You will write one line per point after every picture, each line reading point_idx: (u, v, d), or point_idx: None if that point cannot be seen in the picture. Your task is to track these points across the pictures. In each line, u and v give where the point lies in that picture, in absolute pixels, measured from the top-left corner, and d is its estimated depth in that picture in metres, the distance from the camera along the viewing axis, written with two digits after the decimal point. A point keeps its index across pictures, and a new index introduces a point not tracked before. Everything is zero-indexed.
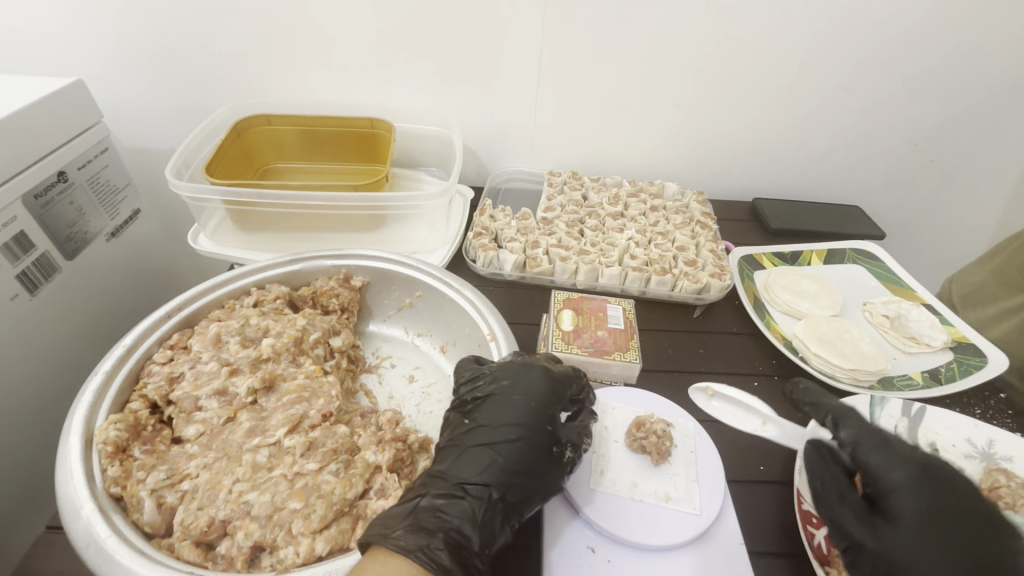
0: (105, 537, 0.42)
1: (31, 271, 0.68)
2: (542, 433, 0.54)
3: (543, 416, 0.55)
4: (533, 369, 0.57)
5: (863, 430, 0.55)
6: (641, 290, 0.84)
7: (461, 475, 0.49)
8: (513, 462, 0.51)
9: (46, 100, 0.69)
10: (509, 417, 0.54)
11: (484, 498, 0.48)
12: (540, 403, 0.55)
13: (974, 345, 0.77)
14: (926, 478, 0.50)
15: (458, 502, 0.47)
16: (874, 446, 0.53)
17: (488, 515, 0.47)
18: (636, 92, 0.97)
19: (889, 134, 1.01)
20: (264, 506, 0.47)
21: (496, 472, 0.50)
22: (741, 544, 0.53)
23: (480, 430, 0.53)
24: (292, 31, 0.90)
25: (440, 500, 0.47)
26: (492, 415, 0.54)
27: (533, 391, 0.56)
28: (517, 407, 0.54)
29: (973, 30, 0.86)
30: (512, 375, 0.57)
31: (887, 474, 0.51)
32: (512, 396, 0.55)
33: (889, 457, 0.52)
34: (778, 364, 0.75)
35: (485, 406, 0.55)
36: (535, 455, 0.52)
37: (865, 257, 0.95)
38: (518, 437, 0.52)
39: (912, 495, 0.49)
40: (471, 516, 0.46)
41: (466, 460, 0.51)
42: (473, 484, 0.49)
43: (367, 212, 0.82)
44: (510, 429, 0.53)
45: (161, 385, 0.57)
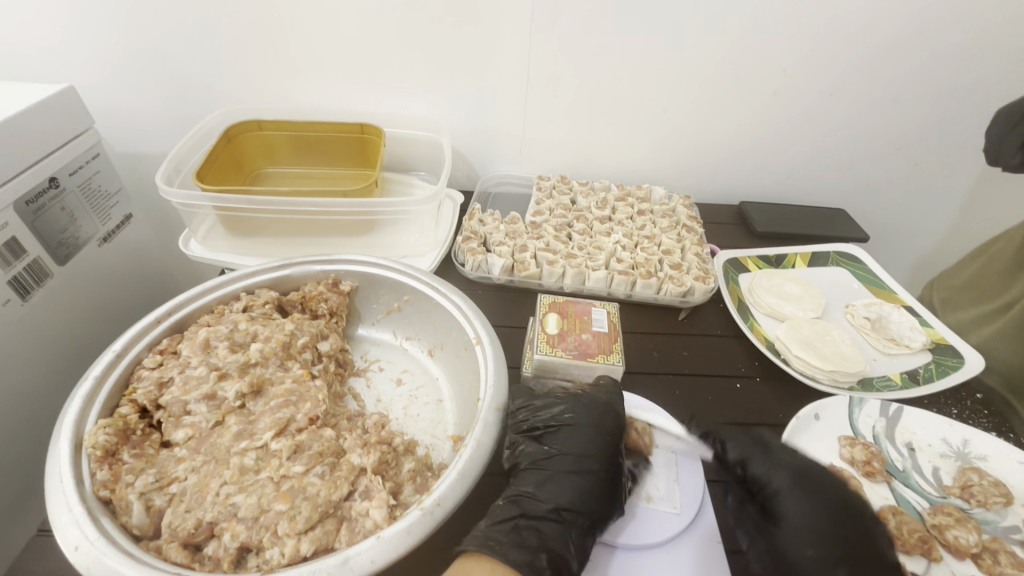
0: (94, 538, 0.43)
1: (23, 277, 0.69)
2: (620, 462, 0.58)
3: (615, 443, 0.59)
4: (607, 403, 0.61)
5: (745, 442, 0.59)
6: (627, 293, 0.85)
7: (557, 501, 0.54)
8: (601, 490, 0.55)
9: (38, 107, 0.70)
10: (587, 447, 0.58)
11: (580, 522, 0.52)
12: (616, 433, 0.59)
13: (952, 347, 0.79)
14: (802, 482, 0.55)
15: (553, 523, 0.52)
16: (756, 454, 0.58)
17: (586, 538, 0.52)
18: (623, 97, 0.98)
19: (872, 138, 1.02)
20: (251, 508, 0.48)
21: (588, 499, 0.54)
22: (718, 543, 0.54)
23: (563, 458, 0.57)
24: (283, 36, 0.91)
25: (538, 521, 0.52)
26: (575, 445, 0.58)
27: (609, 424, 0.60)
28: (598, 439, 0.59)
29: (952, 35, 0.88)
30: (582, 405, 0.61)
31: (771, 478, 0.56)
32: (590, 427, 0.59)
33: (770, 463, 0.57)
34: (760, 366, 0.77)
35: (562, 435, 0.59)
36: (616, 480, 0.56)
37: (848, 260, 0.97)
38: (602, 467, 0.57)
39: (792, 498, 0.55)
40: (568, 536, 0.51)
41: (556, 485, 0.55)
42: (567, 510, 0.53)
43: (356, 218, 0.83)
44: (595, 460, 0.57)
45: (151, 389, 0.57)
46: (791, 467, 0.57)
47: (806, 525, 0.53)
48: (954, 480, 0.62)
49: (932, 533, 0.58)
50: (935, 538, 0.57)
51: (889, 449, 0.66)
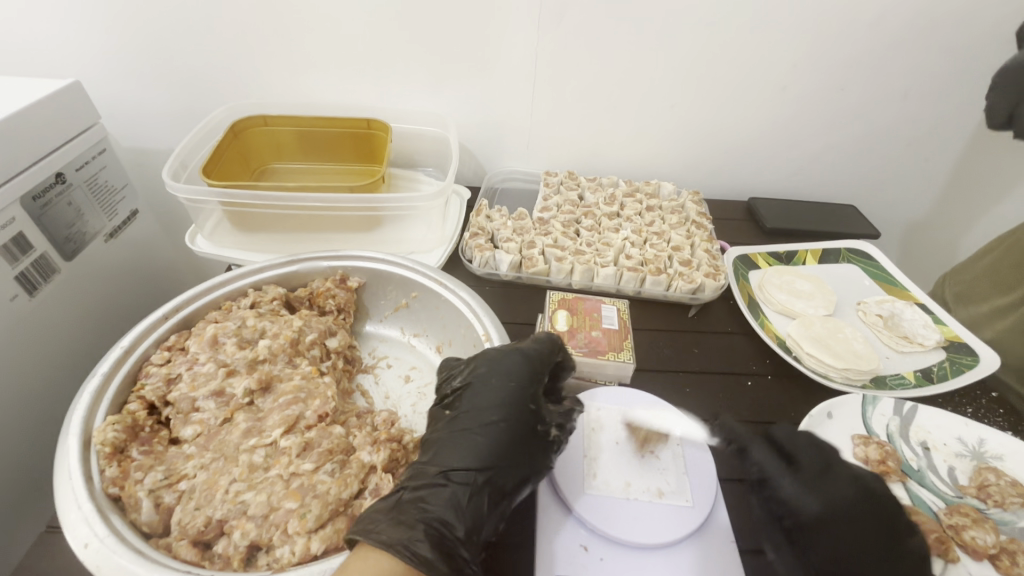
0: (103, 536, 0.43)
1: (30, 273, 0.69)
2: (525, 413, 0.53)
3: (524, 396, 0.54)
4: (510, 352, 0.57)
5: (770, 456, 0.54)
6: (636, 290, 0.84)
7: (446, 463, 0.49)
8: (497, 445, 0.51)
9: (43, 102, 0.69)
10: (493, 401, 0.53)
11: (470, 483, 0.48)
12: (521, 383, 0.55)
13: (967, 344, 0.78)
14: (845, 512, 0.50)
15: (441, 491, 0.48)
16: (783, 474, 0.53)
17: (477, 499, 0.48)
18: (632, 92, 0.97)
19: (884, 134, 1.01)
20: (260, 506, 0.48)
21: (480, 456, 0.50)
22: (732, 543, 0.53)
23: (463, 417, 0.53)
24: (289, 32, 0.90)
25: (423, 492, 0.48)
26: (474, 400, 0.54)
27: (513, 372, 0.55)
28: (499, 390, 0.54)
29: (967, 28, 0.87)
30: (489, 362, 0.57)
31: (799, 509, 0.51)
32: (492, 379, 0.55)
33: (799, 488, 0.51)
34: (771, 364, 0.76)
35: (468, 394, 0.55)
36: (519, 435, 0.52)
37: (860, 256, 0.96)
38: (499, 420, 0.52)
39: (820, 537, 0.49)
40: (455, 503, 0.47)
41: (452, 447, 0.51)
42: (458, 471, 0.49)
43: (363, 214, 0.83)
44: (492, 411, 0.53)
45: (159, 386, 0.57)
46: (822, 495, 0.51)
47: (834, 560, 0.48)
48: (970, 480, 0.61)
49: (949, 533, 0.57)
50: (952, 539, 0.56)
51: (904, 448, 0.65)
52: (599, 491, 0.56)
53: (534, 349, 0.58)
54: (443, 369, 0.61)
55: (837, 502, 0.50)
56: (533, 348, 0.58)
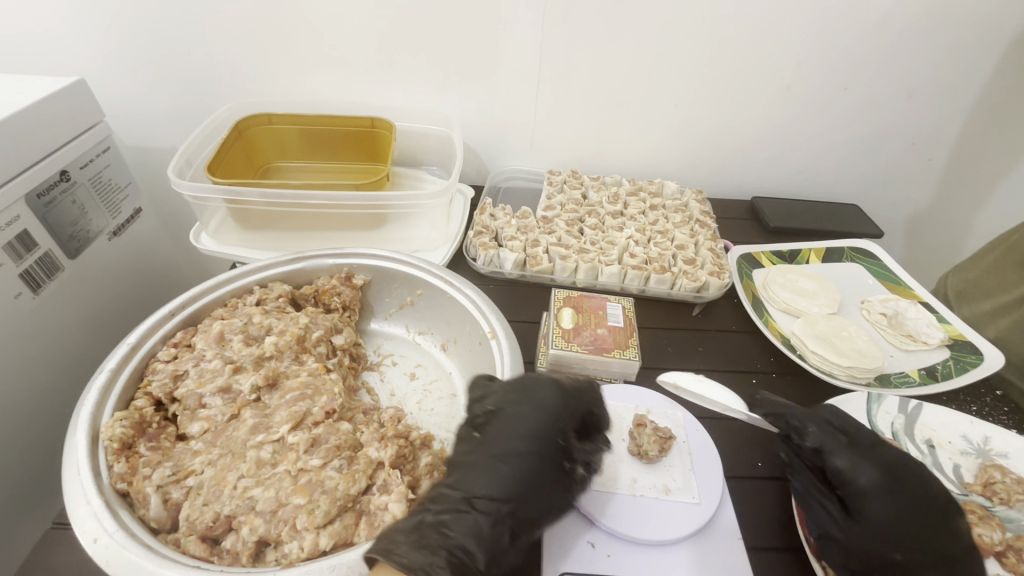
0: (113, 531, 0.43)
1: (35, 270, 0.69)
2: (553, 448, 0.53)
3: (555, 431, 0.54)
4: (546, 383, 0.57)
5: (826, 429, 0.55)
6: (640, 289, 0.84)
7: (470, 489, 0.50)
8: (521, 477, 0.51)
9: (46, 100, 0.69)
10: (522, 434, 0.54)
11: (492, 514, 0.48)
12: (552, 417, 0.55)
13: (971, 342, 0.78)
14: (898, 476, 0.52)
15: (464, 518, 0.47)
16: (839, 448, 0.54)
17: (497, 529, 0.48)
18: (635, 91, 0.97)
19: (887, 132, 1.01)
20: (268, 501, 0.48)
21: (504, 487, 0.50)
22: (739, 540, 0.53)
23: (491, 445, 0.53)
24: (293, 29, 0.90)
25: (446, 515, 0.47)
26: (503, 429, 0.54)
27: (544, 405, 0.56)
28: (528, 421, 0.54)
29: (970, 27, 0.87)
30: (524, 392, 0.57)
31: (857, 477, 0.52)
32: (523, 410, 0.55)
33: (855, 458, 0.53)
34: (776, 362, 0.76)
35: (497, 421, 0.55)
36: (546, 470, 0.52)
37: (863, 255, 0.96)
38: (527, 451, 0.53)
39: (880, 502, 0.51)
40: (476, 532, 0.47)
41: (479, 474, 0.51)
42: (482, 498, 0.49)
43: (369, 212, 0.83)
44: (519, 442, 0.53)
45: (165, 382, 0.57)
46: (881, 466, 0.53)
47: (886, 525, 0.50)
48: (975, 477, 0.61)
49: None
50: None
51: (909, 445, 0.65)
52: (606, 488, 0.55)
53: (570, 383, 0.58)
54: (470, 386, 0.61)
55: (889, 466, 0.53)
56: (569, 382, 0.59)
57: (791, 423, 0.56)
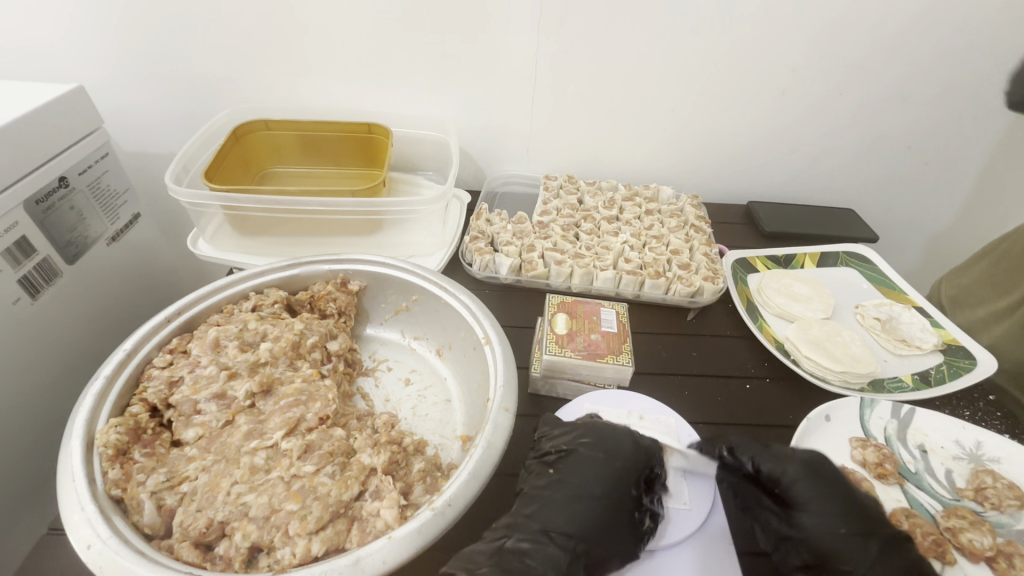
0: (106, 537, 0.43)
1: (32, 276, 0.69)
2: (630, 497, 0.52)
3: (632, 479, 0.53)
4: (625, 430, 0.57)
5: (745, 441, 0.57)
6: (635, 294, 0.85)
7: (548, 522, 0.49)
8: (599, 521, 0.50)
9: (46, 107, 0.70)
10: (599, 477, 0.53)
11: (569, 549, 0.48)
12: (631, 465, 0.54)
13: (964, 348, 0.78)
14: (816, 464, 0.55)
15: (542, 548, 0.47)
16: (756, 451, 0.56)
17: (573, 567, 0.47)
18: (632, 96, 0.98)
19: (882, 137, 1.02)
20: (262, 507, 0.48)
21: (581, 526, 0.49)
22: (730, 545, 0.54)
23: (565, 483, 0.52)
24: (292, 36, 0.91)
25: (526, 544, 0.47)
26: (580, 470, 0.53)
27: (625, 453, 0.55)
28: (608, 467, 0.53)
29: (964, 32, 0.87)
30: (601, 436, 0.56)
31: (785, 472, 0.54)
32: (601, 454, 0.54)
33: (774, 456, 0.55)
34: (769, 366, 0.76)
35: (573, 460, 0.54)
36: (620, 516, 0.51)
37: (858, 260, 0.96)
38: (604, 494, 0.52)
39: (812, 492, 0.53)
40: (555, 564, 0.46)
41: (553, 510, 0.50)
42: (559, 533, 0.49)
43: (364, 217, 0.84)
44: (597, 487, 0.52)
45: (161, 389, 0.58)
46: (799, 459, 0.55)
47: (827, 509, 0.52)
48: (967, 482, 0.61)
49: (946, 535, 0.57)
50: (949, 541, 0.57)
51: (901, 451, 0.65)
52: None
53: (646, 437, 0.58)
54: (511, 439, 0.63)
55: (808, 458, 0.55)
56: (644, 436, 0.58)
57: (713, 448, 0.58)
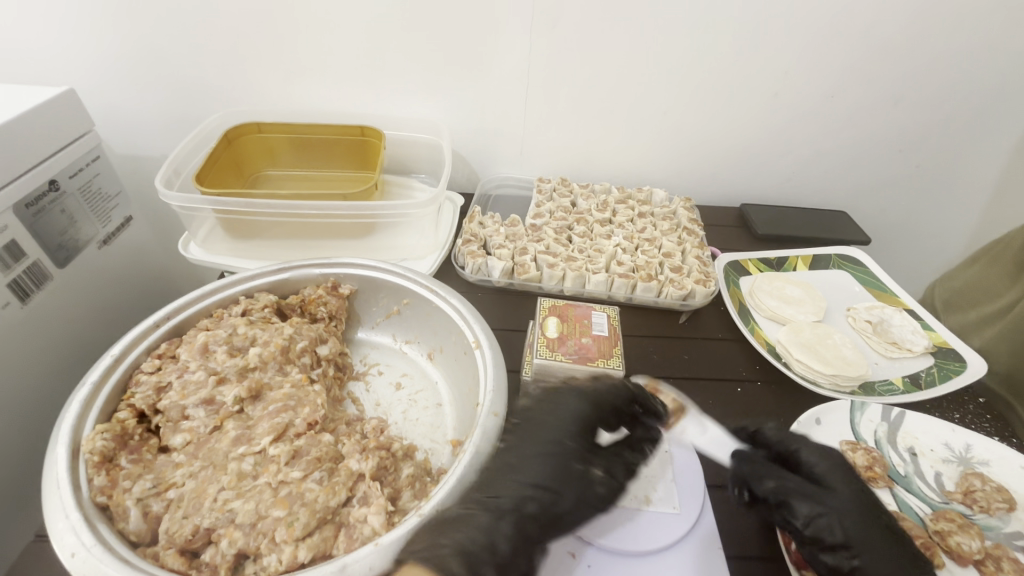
0: (90, 545, 0.43)
1: (22, 280, 0.69)
2: (567, 450, 0.54)
3: (571, 433, 0.55)
4: (568, 393, 0.59)
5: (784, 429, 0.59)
6: (627, 297, 0.85)
7: (483, 488, 0.50)
8: (533, 480, 0.51)
9: (36, 110, 0.69)
10: (543, 437, 0.55)
11: (495, 508, 0.48)
12: (569, 423, 0.56)
13: (954, 350, 0.78)
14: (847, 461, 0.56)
15: (470, 514, 0.47)
16: (796, 436, 0.58)
17: (503, 525, 0.47)
18: (624, 99, 0.98)
19: (873, 140, 1.02)
20: (248, 514, 0.48)
21: (515, 485, 0.51)
22: (719, 549, 0.54)
23: (509, 448, 0.55)
24: (284, 40, 0.91)
25: (459, 510, 0.48)
26: (526, 434, 0.56)
27: (565, 410, 0.57)
28: (549, 426, 0.56)
29: (954, 36, 0.88)
30: (546, 402, 0.59)
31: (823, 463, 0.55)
32: (542, 416, 0.57)
33: (816, 445, 0.57)
34: (761, 369, 0.76)
35: (521, 427, 0.57)
36: (559, 471, 0.52)
37: (850, 262, 0.97)
38: (540, 453, 0.53)
39: (847, 482, 0.54)
40: (481, 525, 0.47)
41: (490, 475, 0.52)
42: (489, 496, 0.50)
43: (356, 221, 0.83)
44: (536, 446, 0.54)
45: (148, 394, 0.57)
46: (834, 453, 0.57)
47: (860, 497, 0.52)
48: (956, 485, 0.62)
49: (935, 539, 0.57)
50: (938, 545, 0.57)
51: (891, 453, 0.65)
52: None
53: (595, 390, 0.59)
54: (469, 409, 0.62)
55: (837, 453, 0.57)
56: (594, 390, 0.59)
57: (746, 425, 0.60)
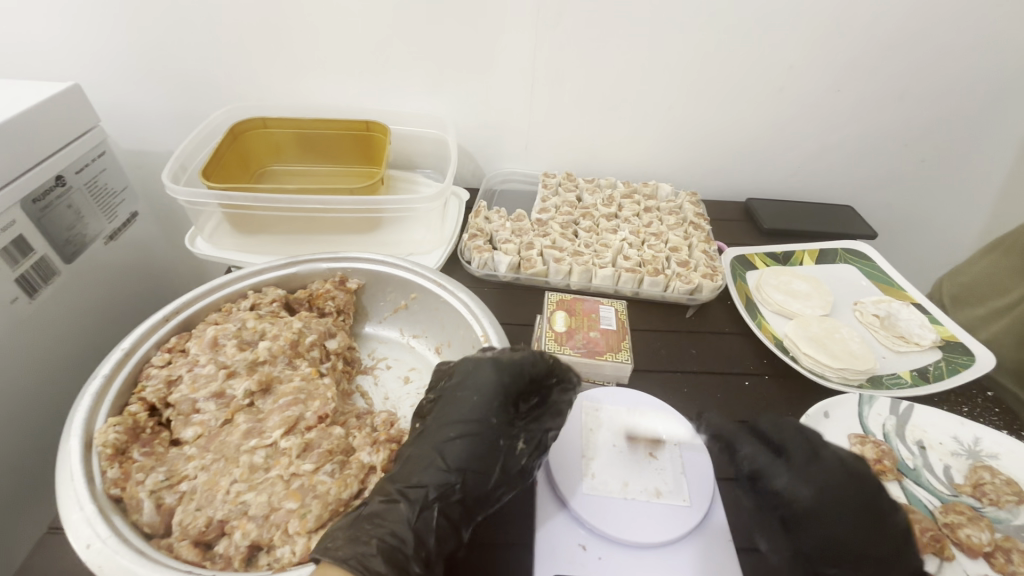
0: (105, 537, 0.43)
1: (30, 275, 0.69)
2: (488, 427, 0.52)
3: (491, 409, 0.52)
4: (483, 363, 0.56)
5: (759, 450, 0.54)
6: (634, 291, 0.85)
7: (403, 479, 0.48)
8: (452, 464, 0.49)
9: (42, 105, 0.69)
10: (461, 415, 0.52)
11: (420, 499, 0.47)
12: (488, 398, 0.53)
13: (962, 344, 0.78)
14: (832, 491, 0.50)
15: (395, 507, 0.46)
16: (766, 463, 0.53)
17: (429, 516, 0.46)
18: (629, 93, 0.97)
19: (880, 134, 1.01)
20: (261, 506, 0.48)
21: (437, 472, 0.48)
22: (729, 542, 0.54)
23: (428, 433, 0.52)
24: (288, 33, 0.91)
25: (379, 506, 0.46)
26: (444, 414, 0.53)
27: (480, 385, 0.54)
28: (465, 404, 0.53)
29: (961, 28, 0.87)
30: (463, 374, 0.56)
31: (795, 497, 0.51)
32: (459, 394, 0.54)
33: (792, 476, 0.52)
34: (768, 364, 0.77)
35: (439, 407, 0.54)
36: (481, 450, 0.50)
37: (857, 257, 0.96)
38: (458, 435, 0.51)
39: (814, 522, 0.50)
40: (406, 519, 0.45)
41: (411, 462, 0.50)
42: (412, 486, 0.48)
43: (361, 216, 0.83)
44: (453, 427, 0.51)
45: (159, 387, 0.57)
46: (813, 483, 0.51)
47: (823, 542, 0.49)
48: (965, 478, 0.62)
49: (944, 531, 0.57)
50: (947, 537, 0.57)
51: (900, 446, 0.65)
52: (598, 490, 0.56)
53: (510, 359, 0.55)
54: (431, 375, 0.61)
55: (823, 479, 0.51)
56: (510, 359, 0.56)
57: (725, 439, 0.57)
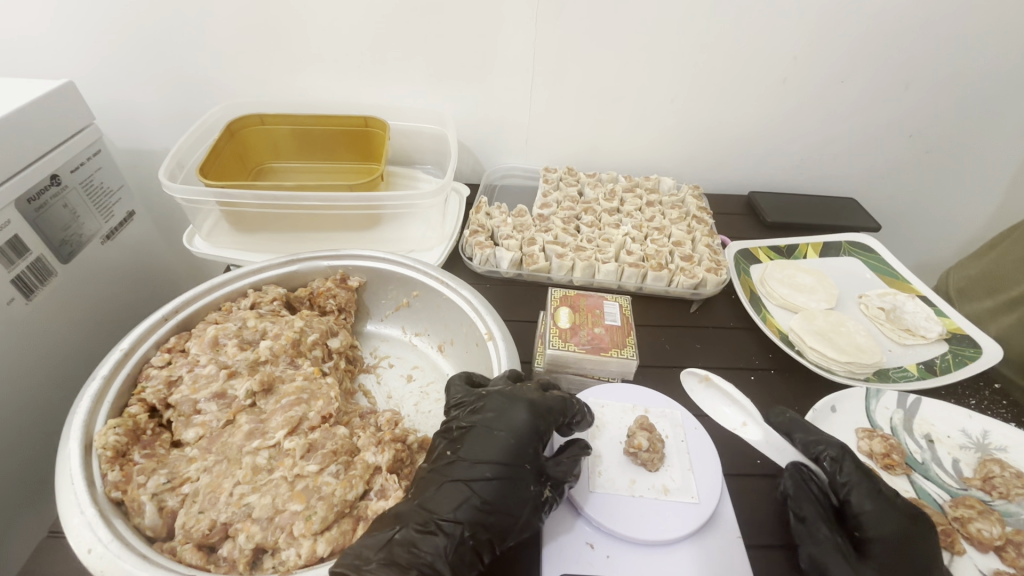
0: (107, 541, 0.43)
1: (25, 276, 0.68)
2: (523, 471, 0.50)
3: (525, 453, 0.51)
4: (517, 403, 0.54)
5: (859, 479, 0.54)
6: (638, 286, 0.84)
7: (437, 510, 0.46)
8: (486, 503, 0.47)
9: (35, 102, 0.68)
10: (496, 454, 0.50)
11: (456, 535, 0.45)
12: (523, 440, 0.51)
13: (969, 336, 0.78)
14: (915, 524, 0.51)
15: (431, 538, 0.45)
16: (864, 487, 0.53)
17: (462, 555, 0.45)
18: (632, 86, 0.96)
19: (883, 125, 1.01)
20: (265, 508, 0.48)
21: (471, 508, 0.47)
22: (738, 538, 0.53)
23: (462, 464, 0.50)
24: (286, 28, 0.89)
25: (416, 534, 0.45)
26: (476, 448, 0.51)
27: (516, 427, 0.52)
28: (498, 444, 0.51)
29: (966, 17, 0.86)
30: (497, 407, 0.54)
31: (880, 525, 0.51)
32: (494, 431, 0.52)
33: (880, 507, 0.52)
34: (774, 357, 0.76)
35: (471, 438, 0.52)
36: (514, 492, 0.49)
37: (862, 250, 0.96)
38: (494, 476, 0.49)
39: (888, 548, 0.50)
40: (444, 553, 0.44)
41: (443, 493, 0.47)
42: (446, 521, 0.46)
43: (362, 212, 0.82)
44: (489, 466, 0.49)
45: (159, 388, 0.57)
46: (903, 514, 0.52)
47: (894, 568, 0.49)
48: (974, 472, 0.61)
49: (954, 525, 0.57)
50: (957, 531, 0.56)
51: (907, 440, 0.65)
52: (605, 489, 0.55)
53: (545, 403, 0.54)
54: (450, 387, 0.60)
55: (911, 514, 0.52)
56: (543, 402, 0.54)
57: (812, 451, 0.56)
